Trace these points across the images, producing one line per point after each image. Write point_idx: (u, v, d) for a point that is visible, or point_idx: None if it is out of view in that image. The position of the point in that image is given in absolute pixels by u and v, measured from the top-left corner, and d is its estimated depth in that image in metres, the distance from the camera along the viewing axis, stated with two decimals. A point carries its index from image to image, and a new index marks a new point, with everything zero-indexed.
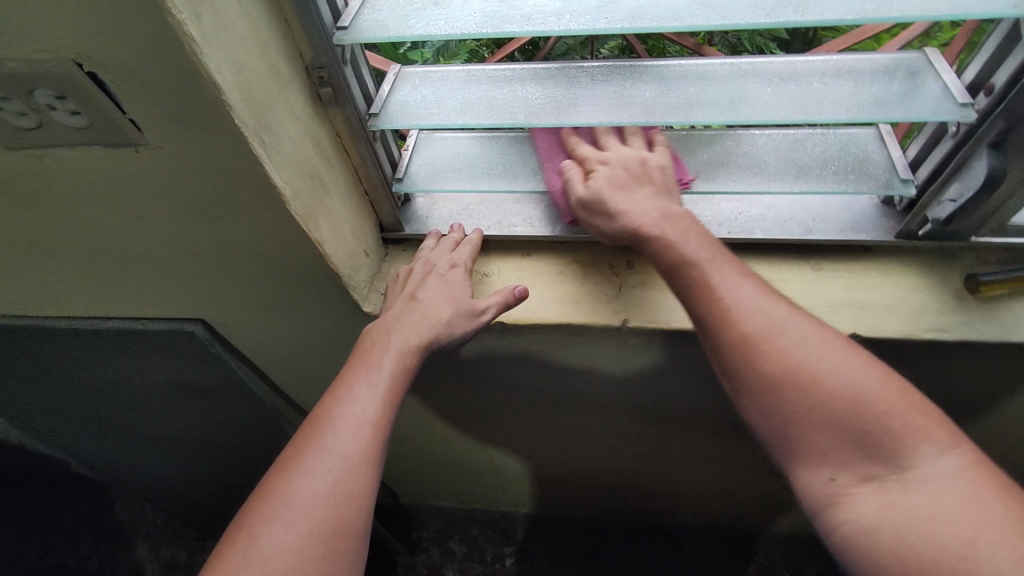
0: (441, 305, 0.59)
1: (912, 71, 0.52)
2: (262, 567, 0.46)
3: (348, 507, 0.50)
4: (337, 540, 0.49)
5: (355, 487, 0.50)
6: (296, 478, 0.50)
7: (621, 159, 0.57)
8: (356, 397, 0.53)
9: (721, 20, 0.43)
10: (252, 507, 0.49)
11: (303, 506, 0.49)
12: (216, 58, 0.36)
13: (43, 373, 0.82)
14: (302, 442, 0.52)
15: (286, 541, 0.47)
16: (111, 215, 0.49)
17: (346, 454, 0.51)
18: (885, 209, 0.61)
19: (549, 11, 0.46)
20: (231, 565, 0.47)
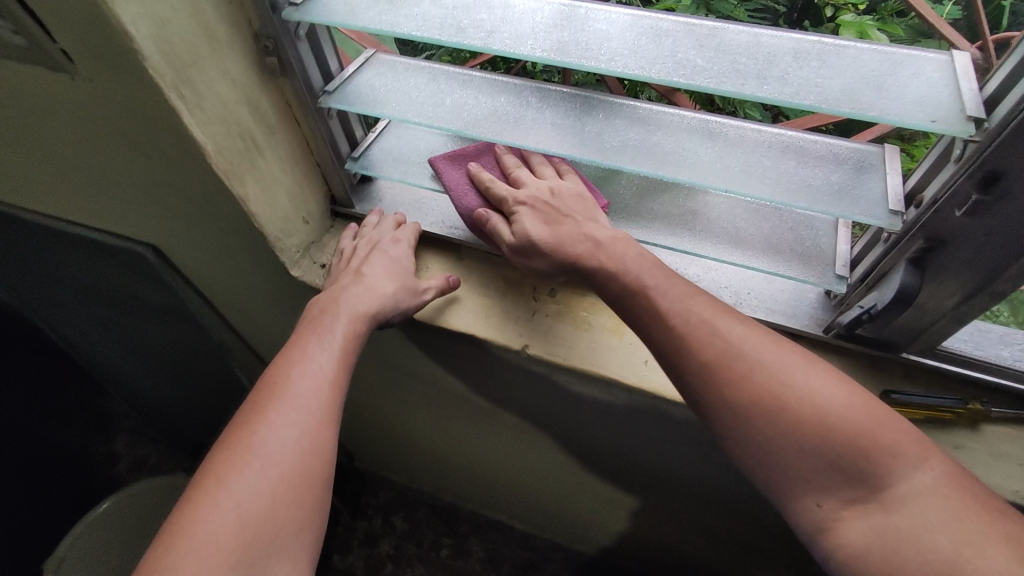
0: (387, 281, 0.58)
1: (861, 165, 0.49)
2: (240, 511, 0.43)
3: (319, 458, 0.47)
4: (311, 489, 0.46)
5: (322, 440, 0.48)
6: (261, 427, 0.47)
7: (532, 195, 0.55)
8: (311, 358, 0.51)
9: (638, 70, 0.43)
10: (215, 458, 0.45)
11: (273, 453, 0.46)
12: (131, 10, 0.39)
13: (32, 264, 0.89)
14: (259, 397, 0.49)
15: (258, 487, 0.44)
16: (63, 131, 0.53)
17: (311, 408, 0.49)
18: (823, 299, 0.58)
19: (486, 27, 0.47)
20: (205, 505, 0.43)
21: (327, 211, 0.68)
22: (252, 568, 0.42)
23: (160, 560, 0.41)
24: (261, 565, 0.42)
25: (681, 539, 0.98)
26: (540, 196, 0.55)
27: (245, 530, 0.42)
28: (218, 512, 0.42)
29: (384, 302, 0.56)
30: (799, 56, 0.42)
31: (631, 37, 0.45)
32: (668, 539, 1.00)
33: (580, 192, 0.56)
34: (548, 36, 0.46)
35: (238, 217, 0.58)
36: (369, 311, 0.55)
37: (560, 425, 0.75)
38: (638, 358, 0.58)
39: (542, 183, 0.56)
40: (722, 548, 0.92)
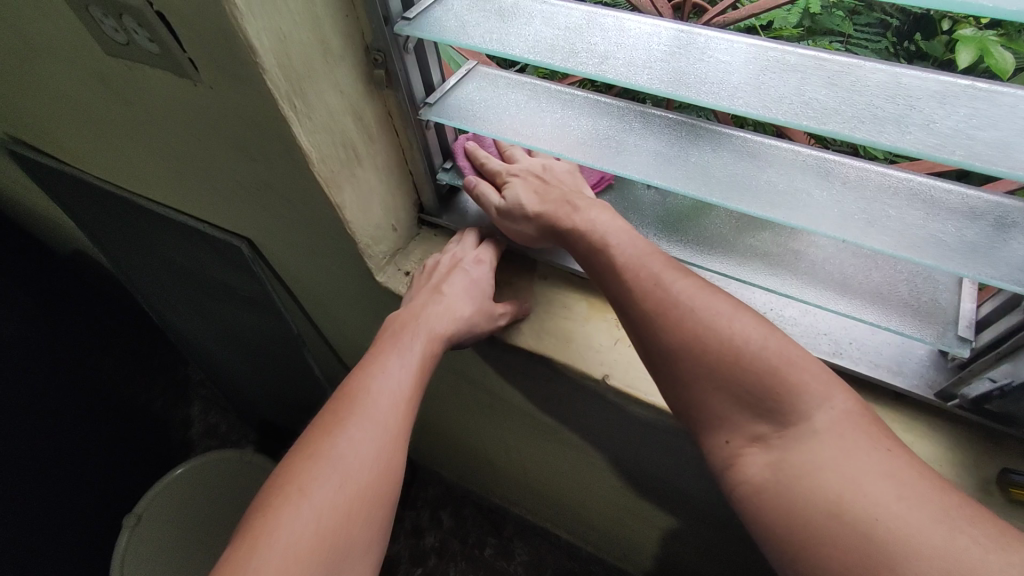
0: (466, 302, 0.57)
1: (1002, 223, 0.44)
2: (317, 522, 0.42)
3: (390, 477, 0.47)
4: (381, 508, 0.45)
5: (394, 458, 0.47)
6: (339, 439, 0.46)
7: (526, 170, 0.60)
8: (390, 374, 0.51)
9: (762, 109, 0.40)
10: (292, 466, 0.45)
11: (351, 466, 0.45)
12: (257, 25, 0.40)
13: (136, 242, 0.94)
14: (337, 407, 0.49)
15: (336, 500, 0.43)
16: (180, 129, 0.55)
17: (387, 425, 0.48)
18: (936, 359, 0.53)
19: (599, 53, 0.45)
20: (285, 513, 0.42)
21: (414, 219, 0.69)
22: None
23: (237, 563, 0.40)
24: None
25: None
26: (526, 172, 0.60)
27: (321, 543, 0.41)
28: (296, 522, 0.41)
29: (460, 323, 0.56)
30: (945, 102, 0.38)
31: (755, 71, 0.42)
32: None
33: (567, 173, 0.60)
34: (664, 65, 0.44)
35: (332, 222, 0.59)
36: (448, 331, 0.55)
37: (626, 453, 0.73)
38: None
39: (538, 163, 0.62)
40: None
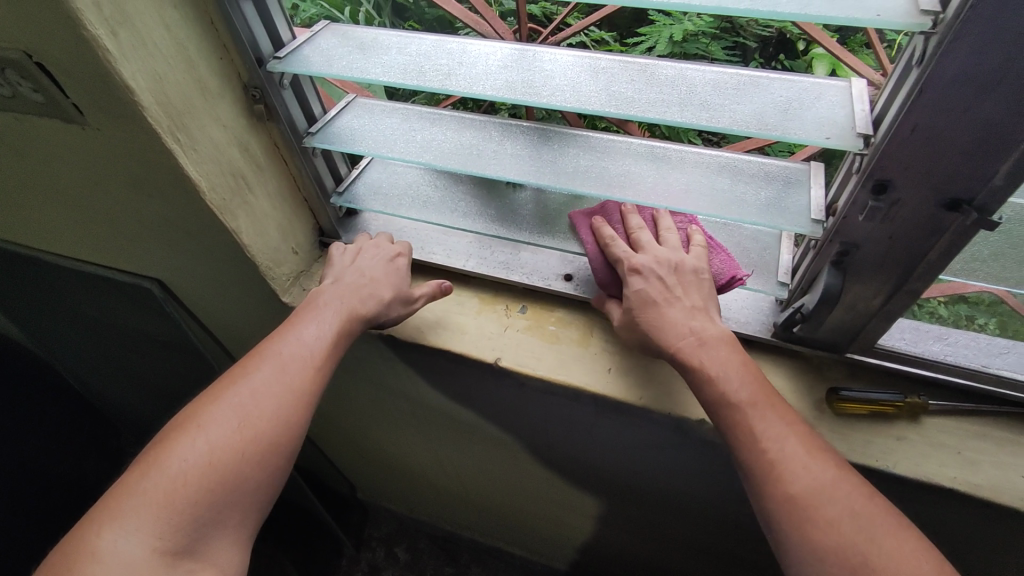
0: (384, 286, 0.62)
1: (791, 181, 0.54)
2: (205, 459, 0.47)
3: (288, 430, 0.51)
4: (275, 455, 0.50)
5: (296, 412, 0.52)
6: (242, 388, 0.51)
7: (653, 264, 0.55)
8: (303, 336, 0.55)
9: (577, 103, 0.49)
10: (198, 408, 0.50)
11: (249, 413, 0.50)
12: (132, 68, 0.45)
13: (45, 303, 0.94)
14: (253, 360, 0.54)
15: (228, 443, 0.48)
16: (74, 175, 0.59)
17: (291, 382, 0.52)
18: (773, 308, 0.62)
19: (444, 71, 0.53)
20: (178, 447, 0.47)
21: (315, 242, 0.74)
22: (204, 512, 0.46)
23: (129, 486, 0.46)
24: (212, 512, 0.46)
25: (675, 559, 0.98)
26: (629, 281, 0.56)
27: (206, 477, 0.47)
28: (185, 456, 0.47)
29: (378, 306, 0.60)
30: (717, 87, 0.47)
31: (572, 75, 0.51)
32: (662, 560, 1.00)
33: (699, 269, 0.55)
34: (499, 76, 0.52)
35: (230, 249, 0.63)
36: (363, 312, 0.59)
37: (542, 439, 0.78)
38: (602, 367, 0.62)
39: (668, 254, 0.55)
40: (714, 566, 0.92)
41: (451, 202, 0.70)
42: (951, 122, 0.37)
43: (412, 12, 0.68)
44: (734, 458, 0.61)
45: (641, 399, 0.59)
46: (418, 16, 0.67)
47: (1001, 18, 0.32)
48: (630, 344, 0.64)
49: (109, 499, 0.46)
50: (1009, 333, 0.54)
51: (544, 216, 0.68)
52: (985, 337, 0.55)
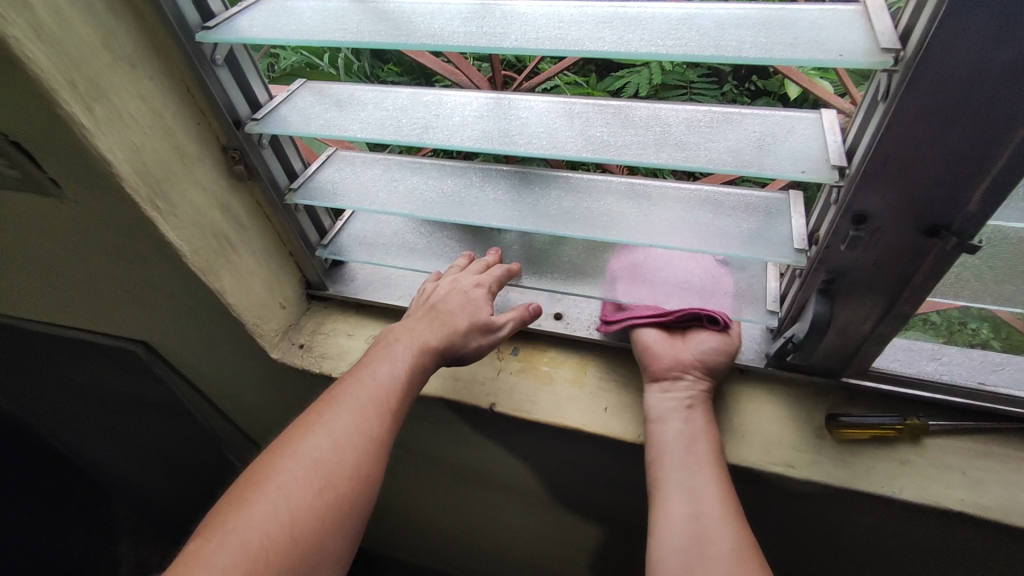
0: (460, 315, 0.60)
1: (770, 211, 0.54)
2: (289, 521, 0.45)
3: (366, 485, 0.50)
4: (352, 513, 0.48)
5: (373, 463, 0.50)
6: (319, 438, 0.50)
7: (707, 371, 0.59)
8: (376, 380, 0.55)
9: (555, 149, 0.49)
10: (271, 461, 0.48)
11: (328, 469, 0.48)
12: (109, 141, 0.45)
13: (30, 370, 0.92)
14: (325, 406, 0.52)
15: (308, 501, 0.46)
16: (55, 246, 0.59)
17: (368, 430, 0.51)
18: (765, 335, 0.62)
19: (422, 124, 0.53)
20: (256, 508, 0.45)
21: (303, 295, 0.73)
22: None
23: (200, 556, 0.42)
24: None
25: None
26: (710, 377, 0.59)
27: (290, 540, 0.44)
28: (265, 517, 0.44)
29: (455, 338, 0.59)
30: (691, 125, 0.48)
31: (548, 121, 0.51)
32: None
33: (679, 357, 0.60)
34: (477, 126, 0.52)
35: (217, 310, 0.62)
36: (439, 346, 0.59)
37: (544, 480, 0.77)
38: (600, 406, 0.61)
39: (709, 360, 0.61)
40: None
41: (438, 248, 0.70)
42: (922, 153, 0.38)
43: (392, 55, 0.69)
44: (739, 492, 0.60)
45: (641, 438, 0.58)
46: (398, 59, 0.68)
47: (959, 52, 0.33)
48: (626, 381, 0.63)
49: (175, 573, 0.42)
50: (1000, 347, 0.55)
51: (531, 258, 0.69)
52: (979, 353, 0.55)
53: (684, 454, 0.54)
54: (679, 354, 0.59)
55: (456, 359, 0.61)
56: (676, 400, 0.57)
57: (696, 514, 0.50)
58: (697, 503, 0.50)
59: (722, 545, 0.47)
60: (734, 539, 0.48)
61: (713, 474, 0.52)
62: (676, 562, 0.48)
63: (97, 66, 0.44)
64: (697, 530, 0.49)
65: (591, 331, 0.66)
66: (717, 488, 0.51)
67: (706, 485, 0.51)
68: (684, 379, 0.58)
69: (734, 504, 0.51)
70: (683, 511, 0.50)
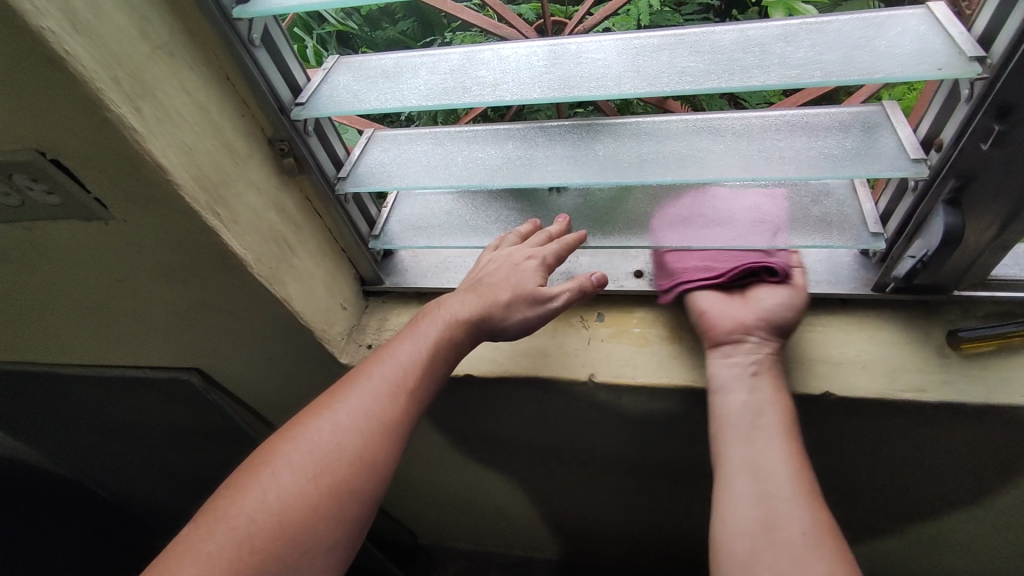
0: (502, 287, 0.54)
1: (868, 125, 0.51)
2: (276, 512, 0.42)
3: (371, 474, 0.46)
4: (356, 501, 0.45)
5: (380, 451, 0.46)
6: (322, 423, 0.47)
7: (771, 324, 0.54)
8: (396, 359, 0.50)
9: (648, 87, 0.45)
10: (274, 447, 0.46)
11: (326, 457, 0.45)
12: (162, 144, 0.40)
13: (66, 416, 0.87)
14: (339, 389, 0.49)
15: (300, 491, 0.43)
16: (98, 277, 0.54)
17: (379, 414, 0.47)
18: (862, 261, 0.59)
19: (488, 81, 0.49)
20: (246, 496, 0.43)
21: (359, 293, 0.69)
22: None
23: (188, 545, 0.42)
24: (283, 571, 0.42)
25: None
26: (778, 339, 0.54)
27: (274, 533, 0.42)
28: (254, 507, 0.42)
29: (494, 312, 0.53)
30: (789, 40, 0.44)
31: (628, 59, 0.47)
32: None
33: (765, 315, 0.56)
34: (549, 75, 0.48)
35: (281, 321, 0.58)
36: (474, 321, 0.53)
37: (636, 448, 0.74)
38: (703, 360, 0.58)
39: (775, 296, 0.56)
40: None
41: (496, 222, 0.66)
42: None
43: (364, 39, 0.65)
44: (860, 426, 0.58)
45: None
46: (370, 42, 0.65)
47: None
48: None
49: (163, 561, 0.41)
50: None
51: (597, 217, 0.64)
52: None
53: (783, 435, 0.49)
54: (741, 316, 0.55)
55: (498, 334, 0.55)
56: (739, 365, 0.53)
57: (762, 494, 0.46)
58: (765, 478, 0.47)
59: (793, 529, 0.43)
60: (804, 518, 0.44)
61: (784, 445, 0.48)
62: (743, 545, 0.44)
63: (138, 58, 0.38)
64: (765, 512, 0.45)
65: None
66: (783, 460, 0.48)
67: (770, 456, 0.48)
68: (747, 342, 0.54)
69: (812, 488, 0.46)
70: (748, 490, 0.46)
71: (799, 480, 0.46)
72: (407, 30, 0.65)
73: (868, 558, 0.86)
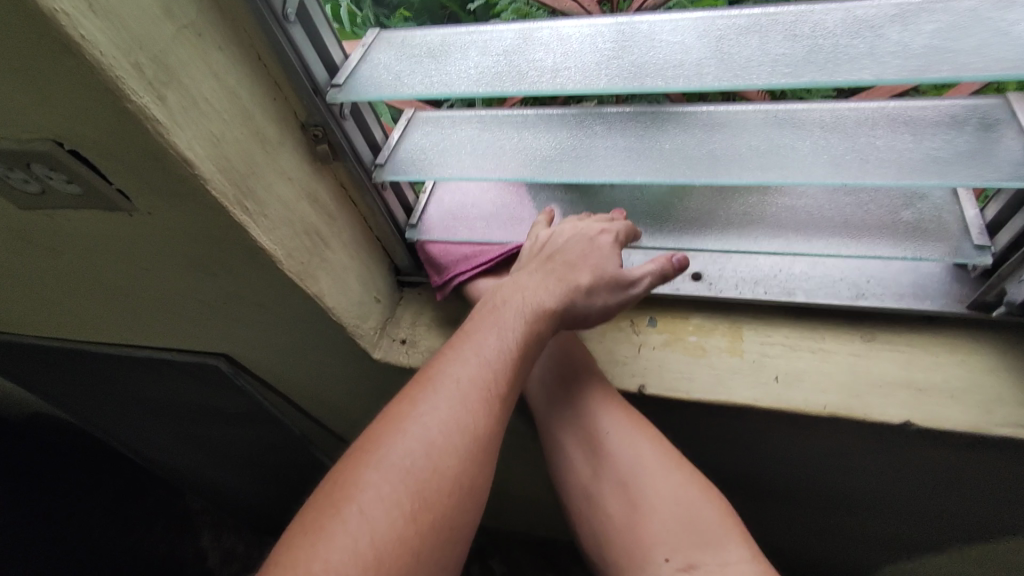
0: (583, 270, 0.50)
1: (987, 123, 0.43)
2: (373, 557, 0.35)
3: (469, 500, 0.40)
4: (454, 537, 0.39)
5: (477, 471, 0.40)
6: (409, 440, 0.39)
7: None
8: (477, 360, 0.44)
9: (735, 79, 0.39)
10: (350, 474, 0.38)
11: (421, 484, 0.38)
12: (188, 135, 0.36)
13: (100, 389, 0.86)
14: (416, 395, 0.42)
15: (397, 528, 0.36)
16: (124, 265, 0.51)
17: (474, 426, 0.41)
18: (956, 274, 0.53)
19: (548, 65, 0.43)
20: (331, 539, 0.35)
21: (394, 284, 0.65)
22: None
23: None
24: None
25: (827, 566, 0.87)
26: None
27: None
28: (343, 554, 0.34)
29: (578, 299, 0.49)
30: (908, 22, 0.37)
31: (710, 42, 0.41)
32: (810, 568, 0.89)
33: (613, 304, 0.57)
34: (617, 60, 0.42)
35: (313, 316, 0.54)
36: (556, 309, 0.48)
37: None
38: (767, 376, 0.53)
39: None
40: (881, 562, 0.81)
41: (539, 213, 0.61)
42: None
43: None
44: (939, 455, 0.53)
45: (827, 410, 0.50)
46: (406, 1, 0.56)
47: None
48: (791, 345, 0.54)
49: None
50: None
51: (652, 213, 0.58)
52: None
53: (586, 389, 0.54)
54: None
55: (580, 320, 0.51)
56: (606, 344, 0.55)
57: (642, 494, 0.48)
58: (642, 478, 0.48)
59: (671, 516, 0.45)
60: (680, 496, 0.46)
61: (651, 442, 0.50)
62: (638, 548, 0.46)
63: (161, 39, 0.34)
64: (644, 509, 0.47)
65: (740, 290, 0.56)
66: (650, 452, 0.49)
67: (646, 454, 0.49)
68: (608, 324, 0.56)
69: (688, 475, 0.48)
70: (631, 492, 0.48)
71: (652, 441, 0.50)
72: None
73: None
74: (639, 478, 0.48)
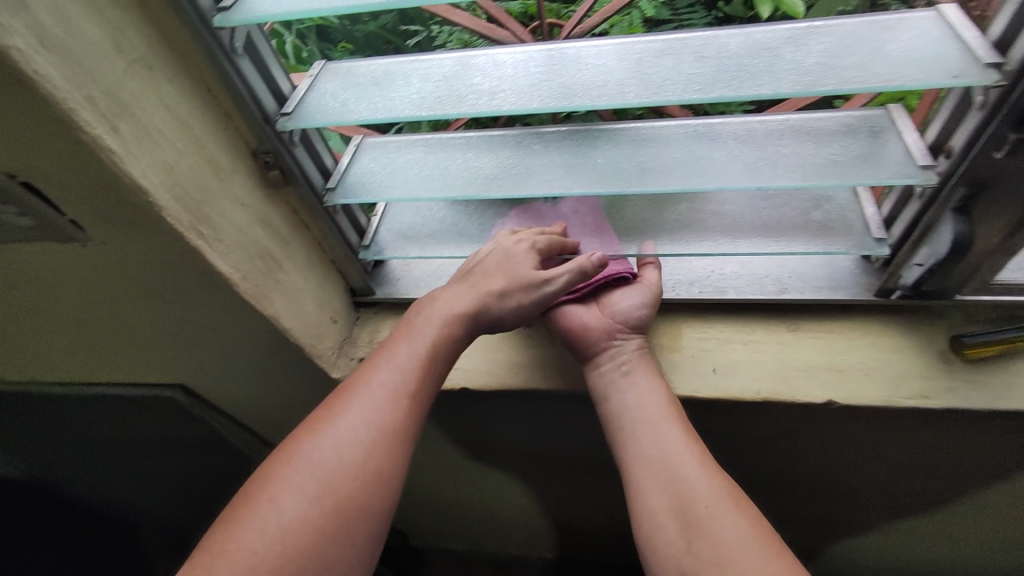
0: (496, 275, 0.53)
1: (875, 130, 0.49)
2: (280, 540, 0.39)
3: (381, 489, 0.43)
4: (365, 521, 0.42)
5: (386, 463, 0.44)
6: (321, 440, 0.43)
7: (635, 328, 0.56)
8: (393, 365, 0.48)
9: (652, 97, 0.43)
10: (269, 472, 0.43)
11: (327, 474, 0.42)
12: (141, 164, 0.38)
13: (47, 431, 0.84)
14: (334, 402, 0.46)
15: (304, 514, 0.41)
16: (77, 296, 0.51)
17: (384, 423, 0.45)
18: (864, 265, 0.58)
19: (485, 90, 0.47)
20: (245, 528, 0.40)
21: (350, 305, 0.67)
22: None
23: None
24: None
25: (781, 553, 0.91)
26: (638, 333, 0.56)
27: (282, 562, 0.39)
28: (254, 539, 0.39)
29: (492, 303, 0.52)
30: (797, 45, 0.43)
31: (629, 65, 0.45)
32: None
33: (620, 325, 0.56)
34: (547, 83, 0.46)
35: (271, 338, 0.55)
36: (469, 314, 0.52)
37: None
38: (705, 369, 0.57)
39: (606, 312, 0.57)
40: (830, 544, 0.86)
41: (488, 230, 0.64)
42: None
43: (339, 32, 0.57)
44: (863, 430, 0.58)
45: (759, 395, 0.55)
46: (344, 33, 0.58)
47: None
48: (725, 338, 0.59)
49: None
50: None
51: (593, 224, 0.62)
52: None
53: (644, 419, 0.51)
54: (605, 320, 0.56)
55: (499, 323, 0.54)
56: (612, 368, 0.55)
57: (672, 484, 0.47)
58: (666, 469, 0.48)
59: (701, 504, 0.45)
60: (707, 488, 0.46)
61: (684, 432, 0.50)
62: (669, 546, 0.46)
63: (113, 74, 0.36)
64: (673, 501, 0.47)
65: (677, 291, 0.61)
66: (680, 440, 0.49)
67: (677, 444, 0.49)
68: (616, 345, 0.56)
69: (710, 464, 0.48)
70: (659, 485, 0.48)
71: (684, 432, 0.50)
72: (386, 24, 0.57)
73: (866, 555, 0.86)
74: (672, 464, 0.48)
